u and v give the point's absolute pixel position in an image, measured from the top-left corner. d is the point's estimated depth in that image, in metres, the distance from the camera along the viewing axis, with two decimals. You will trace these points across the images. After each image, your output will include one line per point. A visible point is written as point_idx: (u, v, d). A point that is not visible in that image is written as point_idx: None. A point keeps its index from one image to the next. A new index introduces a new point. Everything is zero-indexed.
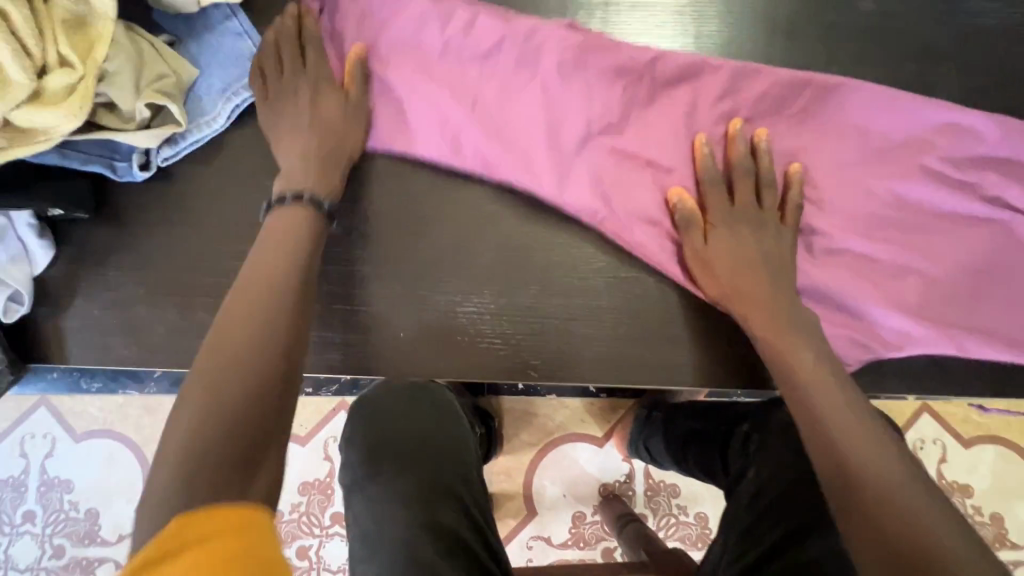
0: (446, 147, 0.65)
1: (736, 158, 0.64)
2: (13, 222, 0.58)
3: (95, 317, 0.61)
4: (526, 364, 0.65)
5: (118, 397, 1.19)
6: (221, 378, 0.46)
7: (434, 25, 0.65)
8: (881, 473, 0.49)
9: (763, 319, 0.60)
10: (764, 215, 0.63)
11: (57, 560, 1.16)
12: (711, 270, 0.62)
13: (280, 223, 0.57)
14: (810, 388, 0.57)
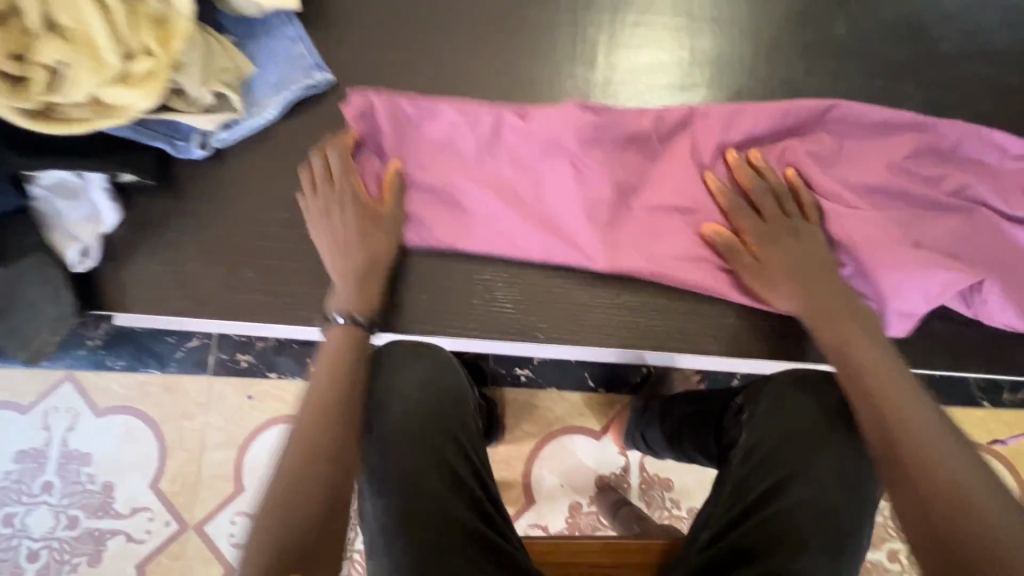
0: (500, 236, 0.71)
1: (753, 186, 0.70)
2: (88, 185, 0.65)
3: (155, 272, 0.69)
4: (533, 325, 0.73)
5: (140, 374, 1.25)
6: (305, 487, 0.55)
7: (463, 130, 0.71)
8: (924, 438, 0.57)
9: (821, 318, 0.67)
10: (794, 222, 0.69)
11: (71, 531, 1.20)
12: (773, 284, 0.69)
13: (339, 338, 0.65)
14: (856, 360, 0.64)
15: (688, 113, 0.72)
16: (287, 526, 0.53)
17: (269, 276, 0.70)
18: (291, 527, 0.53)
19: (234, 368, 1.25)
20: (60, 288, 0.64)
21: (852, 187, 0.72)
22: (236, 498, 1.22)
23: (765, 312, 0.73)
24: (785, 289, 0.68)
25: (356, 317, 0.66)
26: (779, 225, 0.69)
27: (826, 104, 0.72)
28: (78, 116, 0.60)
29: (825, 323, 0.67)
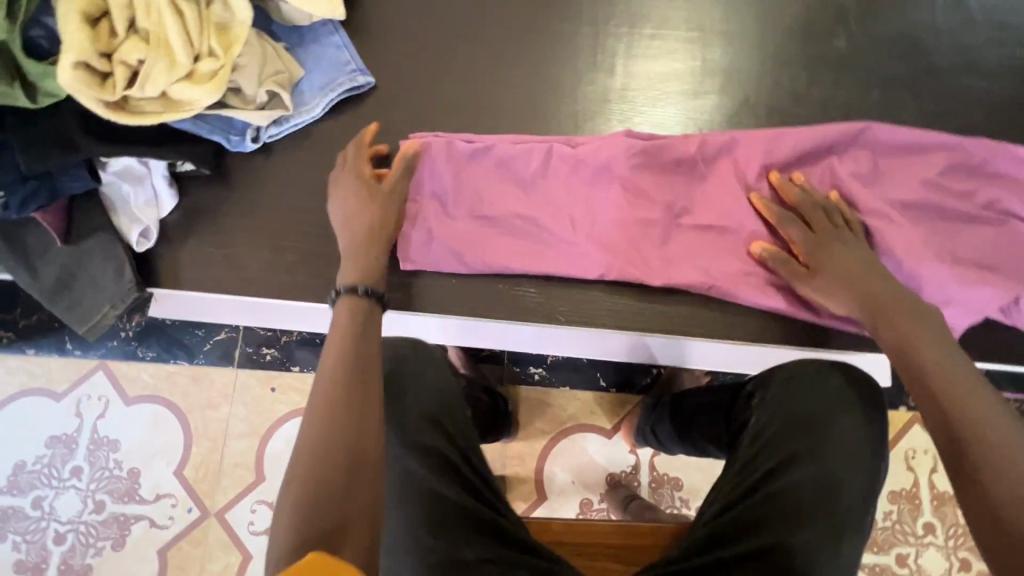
0: (558, 255, 0.77)
1: (802, 202, 0.74)
2: (151, 171, 0.72)
3: (206, 254, 0.75)
4: (554, 310, 0.78)
5: (169, 365, 1.30)
6: (325, 457, 0.54)
7: (521, 157, 0.78)
8: (992, 435, 0.56)
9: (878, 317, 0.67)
10: (841, 233, 0.72)
11: (97, 514, 1.24)
12: (831, 290, 0.70)
13: (344, 313, 0.64)
14: (918, 353, 0.63)
15: (728, 140, 0.78)
16: (314, 498, 0.52)
17: (310, 260, 0.75)
18: (320, 500, 0.52)
19: (259, 361, 1.30)
20: (123, 265, 0.70)
21: (884, 199, 0.75)
22: (256, 487, 1.25)
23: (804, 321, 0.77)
24: (841, 293, 0.69)
25: (356, 287, 0.66)
26: (830, 233, 0.72)
27: (862, 126, 0.76)
28: (150, 109, 0.67)
29: (889, 324, 0.66)
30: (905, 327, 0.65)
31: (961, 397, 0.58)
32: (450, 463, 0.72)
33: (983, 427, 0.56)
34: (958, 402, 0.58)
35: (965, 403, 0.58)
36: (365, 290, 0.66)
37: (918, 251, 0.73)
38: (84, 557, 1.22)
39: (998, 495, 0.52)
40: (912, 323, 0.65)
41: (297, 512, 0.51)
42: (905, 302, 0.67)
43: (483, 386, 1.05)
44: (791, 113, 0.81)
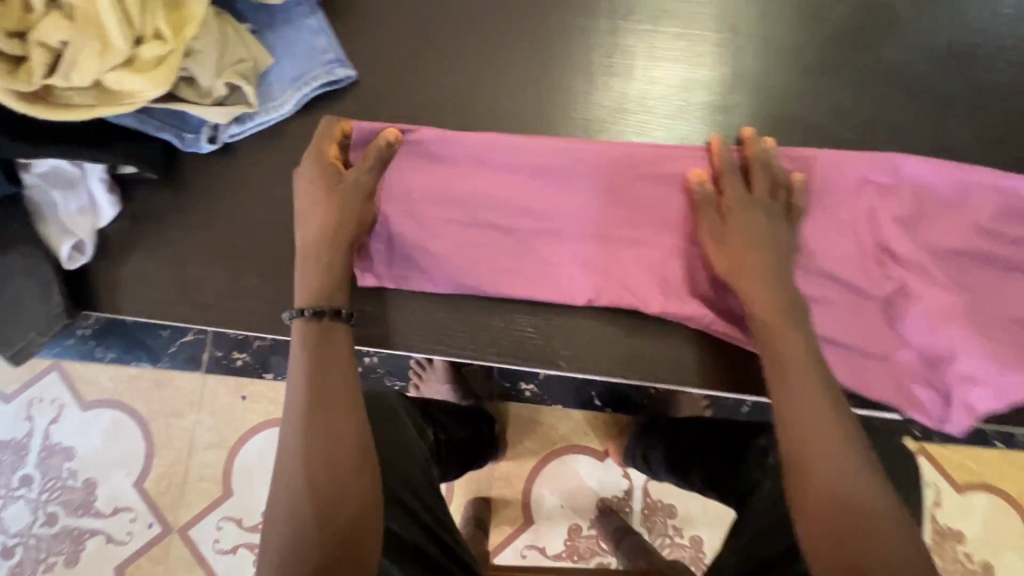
0: (534, 274, 0.67)
1: (752, 156, 0.65)
2: (86, 174, 0.61)
3: (152, 272, 0.64)
4: (556, 354, 0.67)
5: (130, 368, 1.20)
6: (296, 508, 0.51)
7: (513, 161, 0.67)
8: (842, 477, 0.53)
9: (761, 304, 0.61)
10: (778, 207, 0.64)
11: (49, 528, 1.15)
12: (721, 247, 0.63)
13: (298, 344, 0.58)
14: (792, 374, 0.58)
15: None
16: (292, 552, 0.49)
17: (274, 281, 0.65)
18: (297, 551, 0.49)
19: (229, 367, 1.20)
20: (51, 283, 0.60)
21: (920, 245, 0.67)
22: (222, 502, 1.17)
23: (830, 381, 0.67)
24: (731, 256, 0.63)
25: (304, 311, 0.59)
26: (760, 198, 0.64)
27: (904, 162, 0.67)
28: (80, 101, 0.56)
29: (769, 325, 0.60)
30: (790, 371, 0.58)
31: (824, 460, 0.54)
32: (420, 551, 0.61)
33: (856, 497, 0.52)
34: (828, 468, 0.53)
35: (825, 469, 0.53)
36: (314, 312, 0.59)
37: (953, 314, 0.65)
38: (34, 573, 1.13)
39: (827, 518, 0.52)
40: (785, 347, 0.59)
41: (278, 566, 0.49)
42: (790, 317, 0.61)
43: (462, 412, 0.94)
44: (831, 133, 0.71)
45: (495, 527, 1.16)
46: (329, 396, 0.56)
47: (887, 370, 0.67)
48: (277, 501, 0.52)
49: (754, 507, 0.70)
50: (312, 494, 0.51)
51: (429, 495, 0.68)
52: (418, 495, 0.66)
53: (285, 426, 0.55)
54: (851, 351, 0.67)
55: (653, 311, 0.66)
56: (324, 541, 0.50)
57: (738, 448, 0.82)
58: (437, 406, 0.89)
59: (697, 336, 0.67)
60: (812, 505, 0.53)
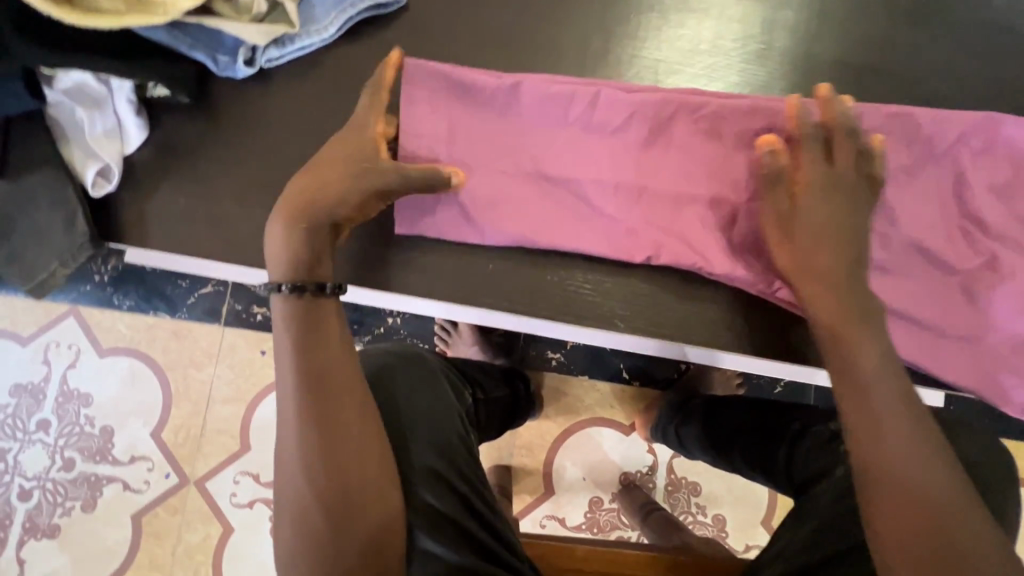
0: (587, 230, 0.61)
1: (832, 122, 0.56)
2: (112, 94, 0.56)
3: (182, 204, 0.60)
4: (614, 314, 0.62)
5: (148, 317, 1.17)
6: (300, 500, 0.50)
7: (564, 106, 0.60)
8: (925, 487, 0.48)
9: (821, 295, 0.55)
10: (858, 182, 0.56)
11: (66, 473, 1.14)
12: (794, 235, 0.56)
13: (281, 324, 0.53)
14: (866, 371, 0.53)
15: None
16: (304, 549, 0.50)
17: None
18: (309, 550, 0.50)
19: (248, 321, 1.17)
20: (74, 210, 0.56)
21: (1009, 217, 0.60)
22: (240, 456, 1.15)
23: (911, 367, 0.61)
24: (804, 246, 0.55)
25: (282, 286, 0.53)
26: (840, 174, 0.56)
27: (1000, 121, 0.60)
28: (110, 7, 0.50)
29: (827, 306, 0.54)
30: (863, 377, 0.52)
31: (905, 470, 0.49)
32: (460, 525, 0.59)
33: (951, 543, 0.47)
34: (920, 509, 0.48)
35: (915, 510, 0.48)
36: (297, 288, 0.53)
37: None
38: (51, 516, 1.13)
39: (908, 526, 0.48)
40: (860, 338, 0.53)
41: (290, 547, 0.51)
42: (859, 308, 0.54)
43: (500, 370, 0.93)
44: (928, 86, 0.64)
45: (515, 495, 1.13)
46: (325, 390, 0.52)
47: (973, 357, 0.60)
48: (282, 498, 0.52)
49: (824, 496, 0.67)
50: (314, 483, 0.50)
51: (474, 464, 0.65)
52: (457, 465, 0.63)
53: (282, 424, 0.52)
54: (930, 332, 0.60)
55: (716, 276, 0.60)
56: (333, 526, 0.50)
57: (794, 433, 0.77)
58: (477, 367, 0.86)
59: (765, 304, 0.62)
60: (889, 528, 0.48)
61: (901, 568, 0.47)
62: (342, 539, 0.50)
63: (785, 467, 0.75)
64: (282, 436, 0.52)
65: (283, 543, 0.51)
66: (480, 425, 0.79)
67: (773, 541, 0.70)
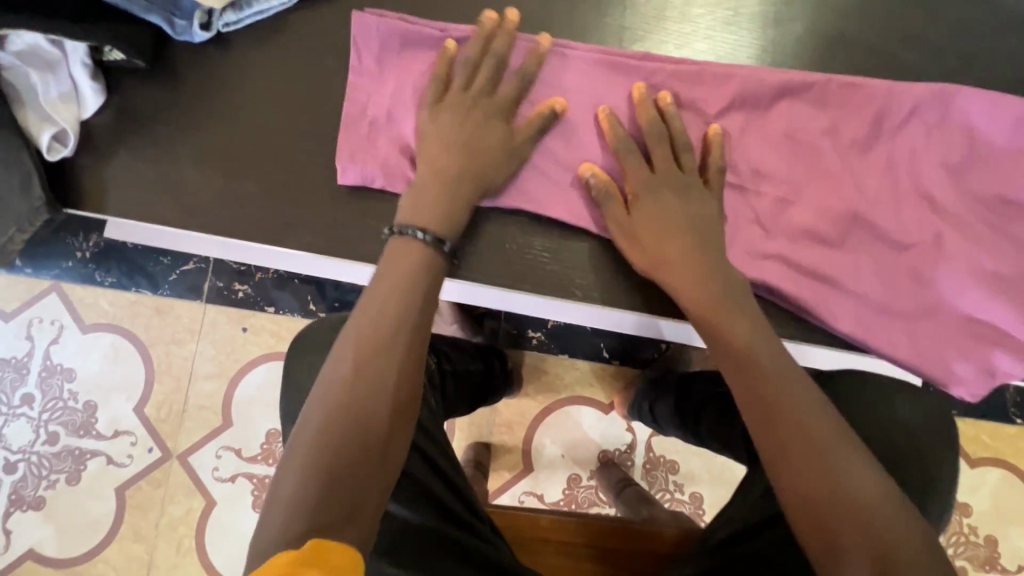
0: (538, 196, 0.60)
1: (645, 125, 0.58)
2: (66, 57, 0.56)
3: (141, 170, 0.59)
4: (572, 283, 0.61)
5: (130, 293, 1.18)
6: (357, 430, 0.46)
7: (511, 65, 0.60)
8: (808, 437, 0.49)
9: (682, 282, 0.55)
10: (687, 180, 0.57)
11: (50, 446, 1.15)
12: (637, 242, 0.57)
13: (409, 261, 0.53)
14: (728, 328, 0.54)
15: (802, 85, 0.60)
16: (322, 483, 0.43)
17: (271, 189, 0.59)
18: (310, 508, 0.41)
19: (230, 298, 1.18)
20: (30, 174, 0.55)
21: (964, 193, 0.59)
22: (222, 432, 1.16)
23: (863, 349, 0.60)
24: (648, 253, 0.56)
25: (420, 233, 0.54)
26: (660, 176, 0.57)
27: (958, 93, 0.59)
28: None
29: (689, 285, 0.55)
30: (729, 335, 0.54)
31: (788, 425, 0.50)
32: (413, 479, 0.60)
33: (870, 512, 0.45)
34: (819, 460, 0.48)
35: (834, 495, 0.46)
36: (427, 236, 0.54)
37: (991, 276, 0.59)
38: (36, 489, 1.14)
39: (809, 485, 0.47)
40: (722, 309, 0.54)
41: (307, 479, 0.43)
42: (732, 308, 0.55)
43: (474, 347, 0.93)
44: (899, 56, 0.63)
45: (494, 471, 1.13)
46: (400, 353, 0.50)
47: (932, 332, 0.59)
48: (295, 440, 0.45)
49: None
50: (370, 421, 0.47)
51: (432, 423, 0.67)
52: (421, 424, 0.64)
53: (331, 372, 0.48)
54: (889, 309, 0.59)
55: None
56: (364, 474, 0.45)
57: None
58: (446, 340, 0.87)
59: None
60: (803, 490, 0.47)
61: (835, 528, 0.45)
62: (365, 489, 0.44)
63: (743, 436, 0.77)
64: (363, 361, 0.49)
65: (310, 468, 0.43)
66: (447, 395, 0.79)
67: (728, 506, 0.71)
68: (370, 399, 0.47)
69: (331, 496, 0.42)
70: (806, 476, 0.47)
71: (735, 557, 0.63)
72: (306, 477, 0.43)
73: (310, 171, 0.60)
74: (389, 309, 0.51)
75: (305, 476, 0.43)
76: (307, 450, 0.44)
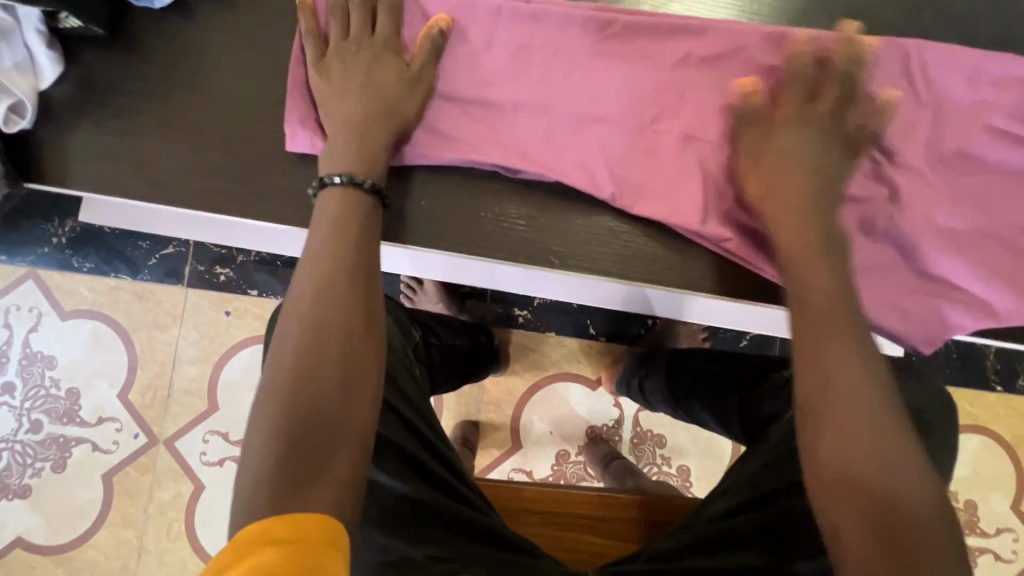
0: (501, 156, 0.58)
1: (832, 66, 0.56)
2: (20, 24, 0.53)
3: (104, 143, 0.58)
4: (550, 250, 0.60)
5: (109, 279, 1.16)
6: (310, 393, 0.44)
7: (469, 21, 0.59)
8: (848, 390, 0.47)
9: (785, 212, 0.55)
10: (836, 124, 0.56)
11: (34, 435, 1.14)
12: (756, 164, 0.57)
13: (340, 213, 0.51)
14: (806, 265, 0.53)
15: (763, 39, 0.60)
16: (280, 453, 0.42)
17: (240, 160, 0.58)
18: (274, 479, 0.40)
19: (212, 282, 1.16)
20: None
21: (925, 148, 0.60)
22: (208, 416, 1.15)
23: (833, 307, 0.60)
24: (767, 177, 0.56)
25: (361, 181, 0.52)
26: (819, 115, 0.56)
27: (912, 46, 0.60)
28: None
29: (787, 212, 0.55)
30: (808, 270, 0.53)
31: (833, 371, 0.48)
32: (406, 452, 0.59)
33: (891, 478, 0.44)
34: (851, 414, 0.46)
35: (859, 451, 0.45)
36: (365, 182, 0.52)
37: (951, 230, 0.60)
38: (21, 477, 1.13)
39: (837, 436, 0.46)
40: (812, 244, 0.54)
41: (268, 455, 0.42)
42: (823, 251, 0.53)
43: (461, 324, 0.93)
44: (873, 15, 0.62)
45: (483, 449, 1.14)
46: (349, 311, 0.48)
47: (894, 287, 0.60)
48: (255, 415, 0.44)
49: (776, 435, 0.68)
50: (321, 379, 0.45)
51: (419, 395, 0.66)
52: (407, 394, 0.63)
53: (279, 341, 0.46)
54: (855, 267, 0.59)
55: (637, 208, 0.59)
56: (325, 434, 0.43)
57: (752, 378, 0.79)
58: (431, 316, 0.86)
59: (695, 245, 0.61)
60: (827, 442, 0.46)
61: (843, 481, 0.45)
62: (329, 450, 0.43)
63: (739, 412, 0.77)
64: (310, 322, 0.47)
65: (267, 444, 0.42)
66: (433, 367, 0.79)
67: (727, 478, 0.70)
68: (321, 358, 0.46)
69: (291, 467, 0.41)
70: (837, 423, 0.47)
71: (731, 528, 0.62)
72: (261, 456, 0.42)
73: (280, 140, 0.58)
74: (332, 264, 0.49)
75: (263, 454, 0.42)
76: (266, 426, 0.43)
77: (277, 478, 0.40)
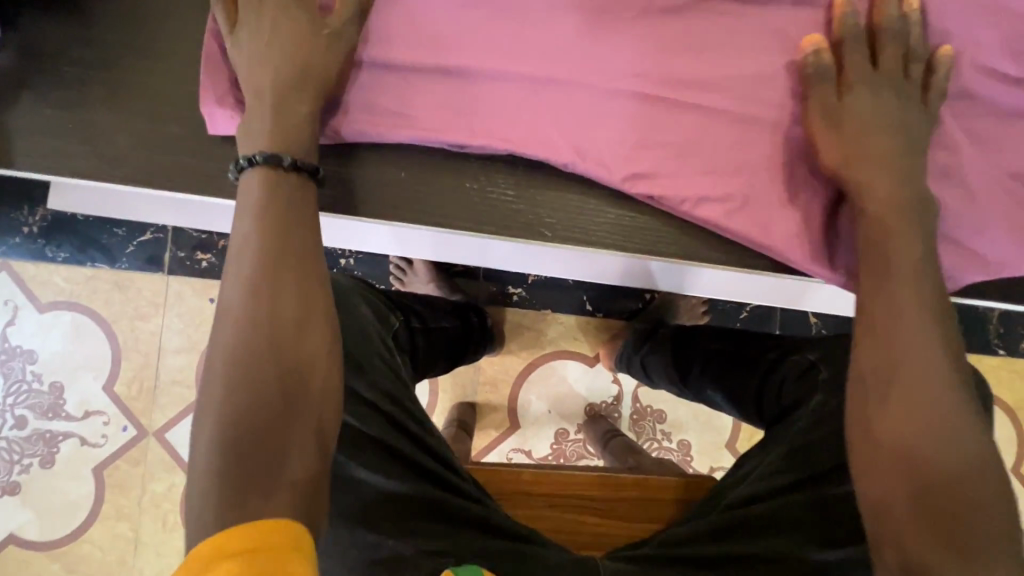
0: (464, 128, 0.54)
1: (884, 23, 0.55)
2: None
3: (49, 117, 0.53)
4: (541, 223, 0.57)
5: (86, 268, 1.11)
6: (252, 395, 0.40)
7: None
8: (925, 362, 0.46)
9: (881, 179, 0.52)
10: (908, 84, 0.55)
11: (19, 431, 1.10)
12: (838, 129, 0.54)
13: (265, 198, 0.46)
14: (890, 241, 0.51)
15: None
16: (224, 465, 0.38)
17: (200, 132, 0.54)
18: (221, 490, 0.37)
19: (194, 269, 1.12)
20: None
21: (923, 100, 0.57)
22: None
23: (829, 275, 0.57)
24: (848, 141, 0.53)
25: (281, 159, 0.47)
26: (887, 77, 0.55)
27: None
28: None
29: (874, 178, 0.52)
30: (884, 247, 0.51)
31: (904, 343, 0.47)
32: (387, 446, 0.57)
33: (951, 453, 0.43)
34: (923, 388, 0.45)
35: (925, 424, 0.44)
36: (290, 162, 0.47)
37: (949, 177, 0.57)
38: (9, 474, 1.10)
39: (902, 407, 0.45)
40: (900, 223, 0.51)
41: (212, 470, 0.38)
42: (903, 227, 0.51)
43: (450, 304, 0.89)
44: None
45: (481, 430, 1.11)
46: (281, 303, 0.43)
47: None
48: (197, 429, 0.40)
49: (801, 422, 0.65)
50: (260, 379, 0.41)
51: (401, 385, 0.63)
52: (386, 389, 0.60)
53: (209, 346, 0.42)
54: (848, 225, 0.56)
55: (617, 178, 0.55)
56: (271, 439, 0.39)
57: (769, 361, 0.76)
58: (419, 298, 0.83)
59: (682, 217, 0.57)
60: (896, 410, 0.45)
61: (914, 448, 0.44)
62: (280, 455, 0.39)
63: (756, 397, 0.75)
64: (242, 321, 0.42)
65: (211, 458, 0.38)
66: (417, 355, 0.76)
67: (746, 465, 0.68)
68: (257, 359, 0.41)
69: (235, 480, 0.38)
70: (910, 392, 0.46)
71: (735, 518, 0.59)
72: (207, 472, 0.38)
73: None
74: (261, 254, 0.44)
75: (207, 470, 0.38)
76: (208, 441, 0.39)
77: (224, 496, 0.37)
